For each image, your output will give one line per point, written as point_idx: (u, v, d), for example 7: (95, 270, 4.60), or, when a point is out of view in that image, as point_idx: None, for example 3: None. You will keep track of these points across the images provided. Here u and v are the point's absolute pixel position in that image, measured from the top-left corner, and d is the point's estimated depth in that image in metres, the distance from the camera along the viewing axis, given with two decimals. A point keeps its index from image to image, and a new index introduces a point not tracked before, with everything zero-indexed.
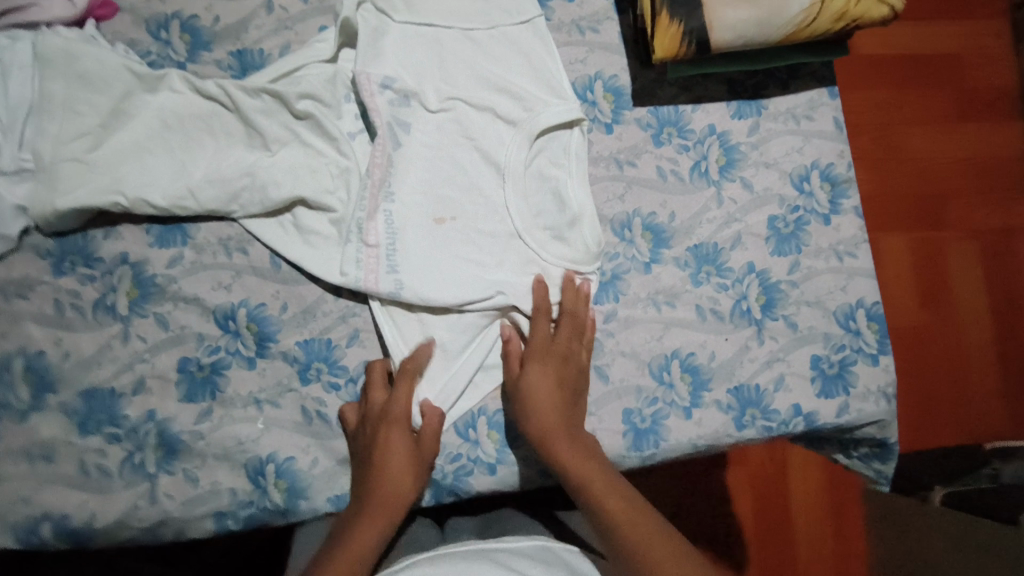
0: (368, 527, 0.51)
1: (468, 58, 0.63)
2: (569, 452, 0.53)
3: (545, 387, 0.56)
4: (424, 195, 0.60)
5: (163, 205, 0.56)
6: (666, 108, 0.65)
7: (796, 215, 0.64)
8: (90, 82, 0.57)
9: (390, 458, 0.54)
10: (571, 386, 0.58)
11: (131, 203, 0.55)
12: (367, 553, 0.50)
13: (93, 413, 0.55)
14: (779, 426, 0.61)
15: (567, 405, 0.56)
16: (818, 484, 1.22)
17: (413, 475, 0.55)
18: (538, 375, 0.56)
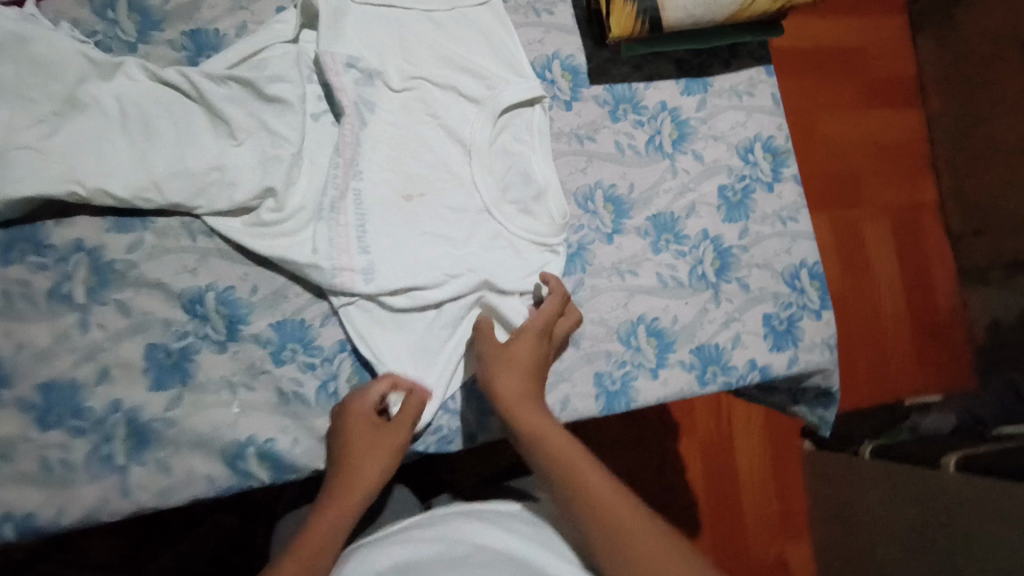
0: (330, 516, 0.50)
1: (430, 38, 0.64)
2: (536, 417, 0.53)
3: (530, 357, 0.56)
4: (392, 173, 0.61)
5: (123, 196, 0.53)
6: (621, 85, 0.69)
7: (743, 184, 0.69)
8: (35, 63, 0.54)
9: (358, 445, 0.53)
10: (533, 366, 0.57)
11: (89, 193, 0.53)
12: (329, 541, 0.49)
13: (54, 406, 0.53)
14: (737, 380, 0.65)
15: (528, 379, 0.56)
16: (763, 449, 1.29)
17: (379, 460, 0.53)
18: (525, 344, 0.56)
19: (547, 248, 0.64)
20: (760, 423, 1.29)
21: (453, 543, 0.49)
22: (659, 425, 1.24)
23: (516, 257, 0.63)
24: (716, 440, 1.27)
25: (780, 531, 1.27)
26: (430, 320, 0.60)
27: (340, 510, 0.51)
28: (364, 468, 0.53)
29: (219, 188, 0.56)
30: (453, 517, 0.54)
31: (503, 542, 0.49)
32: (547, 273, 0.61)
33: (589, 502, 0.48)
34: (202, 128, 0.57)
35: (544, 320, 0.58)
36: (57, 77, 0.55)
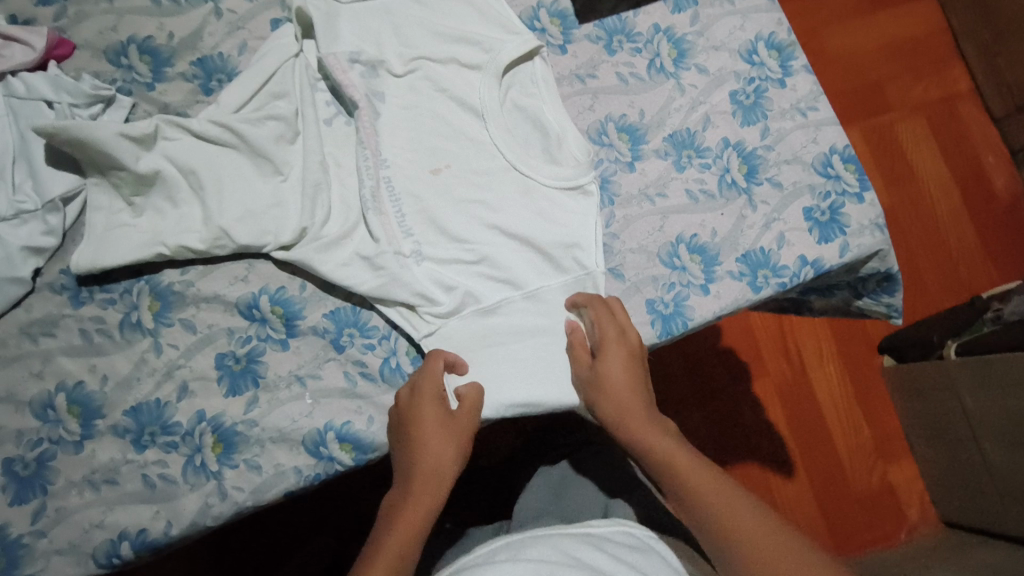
0: (408, 513, 0.51)
1: (419, 19, 0.66)
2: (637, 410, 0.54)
3: (619, 369, 0.54)
4: (415, 151, 0.62)
5: (202, 248, 0.58)
6: (610, 18, 0.69)
7: (753, 86, 0.68)
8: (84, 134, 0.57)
9: (427, 434, 0.54)
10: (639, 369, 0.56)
11: (173, 251, 0.57)
12: (413, 544, 0.50)
13: (145, 427, 0.56)
14: (792, 279, 0.63)
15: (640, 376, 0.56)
16: (841, 375, 1.23)
17: (446, 441, 0.54)
18: (612, 362, 0.55)
19: (580, 190, 0.63)
20: (831, 349, 1.24)
21: (563, 563, 0.47)
22: (727, 372, 1.21)
23: (551, 208, 0.63)
24: (789, 376, 1.22)
25: (878, 456, 1.19)
26: (500, 296, 0.60)
27: (422, 500, 0.52)
28: (431, 459, 0.53)
29: (277, 219, 0.59)
30: (567, 540, 0.52)
31: (613, 568, 0.48)
32: (575, 295, 0.59)
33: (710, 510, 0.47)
34: (233, 148, 0.60)
35: (628, 323, 0.57)
36: (78, 136, 0.55)
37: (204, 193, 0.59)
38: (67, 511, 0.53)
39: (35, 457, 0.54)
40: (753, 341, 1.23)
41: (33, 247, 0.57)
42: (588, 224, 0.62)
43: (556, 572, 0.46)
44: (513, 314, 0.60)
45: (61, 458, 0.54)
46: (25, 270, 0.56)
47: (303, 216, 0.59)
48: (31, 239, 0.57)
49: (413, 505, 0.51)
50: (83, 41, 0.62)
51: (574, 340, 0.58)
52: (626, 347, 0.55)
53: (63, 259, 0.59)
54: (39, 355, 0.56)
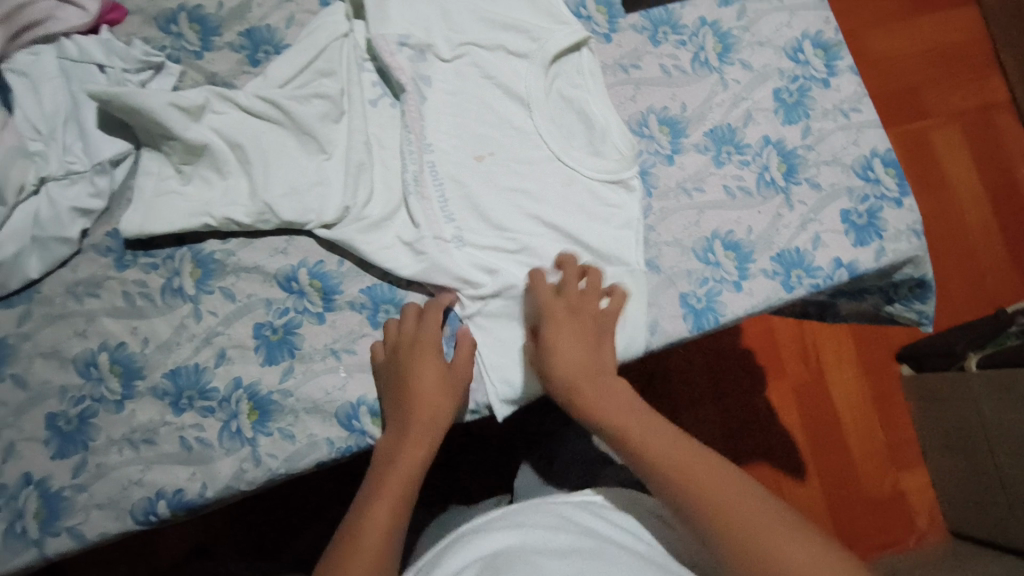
0: (397, 469, 0.54)
1: (469, 4, 0.65)
2: (602, 395, 0.56)
3: (568, 343, 0.57)
4: (459, 137, 0.63)
5: (247, 221, 0.59)
6: (657, 9, 0.68)
7: (797, 84, 0.68)
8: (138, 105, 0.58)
9: (424, 384, 0.56)
10: (596, 341, 0.58)
11: (218, 223, 0.59)
12: (410, 490, 0.54)
13: (184, 390, 0.57)
14: (826, 281, 0.64)
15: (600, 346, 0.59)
16: (858, 381, 1.23)
17: (445, 389, 0.57)
18: (559, 337, 0.57)
19: (622, 184, 0.65)
20: (850, 355, 1.24)
21: (554, 530, 0.50)
22: (744, 371, 1.22)
23: (592, 200, 0.64)
24: (807, 380, 1.22)
25: (889, 461, 1.19)
26: None
27: (412, 453, 0.55)
28: (426, 412, 0.55)
29: (320, 197, 0.60)
30: (553, 509, 0.54)
31: (605, 535, 0.51)
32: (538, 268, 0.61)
33: (668, 475, 0.51)
34: (279, 124, 0.61)
35: (569, 296, 0.59)
36: (131, 103, 0.55)
37: (250, 166, 0.60)
38: (107, 468, 0.55)
39: (77, 414, 0.56)
40: (771, 343, 1.23)
41: (81, 208, 0.57)
42: (629, 219, 0.64)
43: (548, 539, 0.49)
44: None
45: (103, 416, 0.56)
46: (72, 230, 0.57)
47: (344, 193, 0.60)
48: (79, 200, 0.57)
49: (405, 458, 0.54)
50: (134, 6, 0.62)
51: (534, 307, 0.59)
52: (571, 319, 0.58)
53: (109, 221, 0.59)
54: (83, 315, 0.57)
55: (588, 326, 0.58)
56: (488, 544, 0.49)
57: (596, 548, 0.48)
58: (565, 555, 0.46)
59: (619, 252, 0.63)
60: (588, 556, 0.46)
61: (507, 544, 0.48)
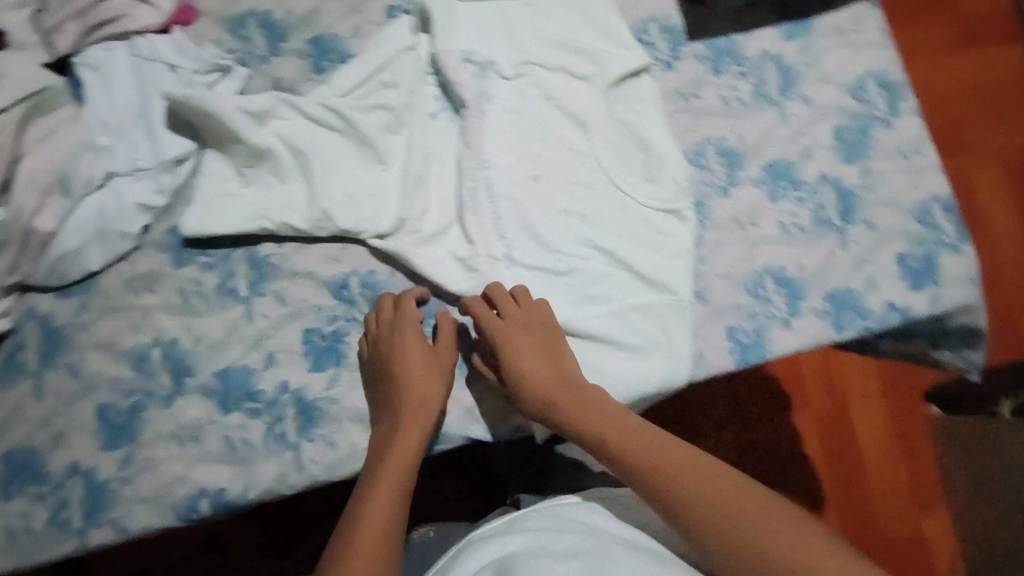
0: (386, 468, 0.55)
1: (534, 24, 0.65)
2: (575, 408, 0.57)
3: (525, 358, 0.58)
4: (517, 156, 0.63)
5: (305, 227, 0.60)
6: (720, 39, 0.68)
7: (858, 123, 0.67)
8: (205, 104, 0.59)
9: (410, 379, 0.57)
10: (555, 349, 0.59)
11: (276, 227, 0.59)
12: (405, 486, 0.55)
13: (232, 390, 0.58)
14: (875, 323, 0.64)
15: (564, 353, 0.59)
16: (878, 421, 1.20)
17: (432, 378, 0.58)
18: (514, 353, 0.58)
19: (676, 214, 0.65)
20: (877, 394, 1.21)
21: (561, 532, 0.51)
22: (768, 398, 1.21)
23: (645, 228, 0.64)
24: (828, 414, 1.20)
25: (911, 502, 1.17)
26: (581, 306, 0.62)
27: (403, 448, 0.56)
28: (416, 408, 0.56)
29: (376, 208, 0.60)
30: (562, 514, 0.55)
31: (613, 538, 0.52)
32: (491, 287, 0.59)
33: (654, 482, 0.53)
34: (341, 133, 0.62)
35: (512, 310, 0.58)
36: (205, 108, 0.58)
37: (309, 172, 0.60)
38: (153, 462, 0.56)
39: (128, 407, 0.57)
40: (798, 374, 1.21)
41: (145, 205, 0.58)
42: (681, 248, 0.64)
43: (552, 541, 0.50)
44: (592, 324, 0.62)
45: (152, 411, 0.57)
46: (135, 226, 0.58)
47: (399, 205, 0.60)
48: (144, 197, 0.58)
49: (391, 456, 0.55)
50: (206, 8, 0.63)
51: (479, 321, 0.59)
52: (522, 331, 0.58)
53: (170, 218, 0.59)
54: (139, 310, 0.58)
55: (538, 336, 0.58)
56: (496, 551, 0.50)
57: (601, 548, 0.49)
58: (569, 556, 0.47)
59: (666, 280, 0.63)
60: (591, 553, 0.47)
61: (513, 550, 0.49)
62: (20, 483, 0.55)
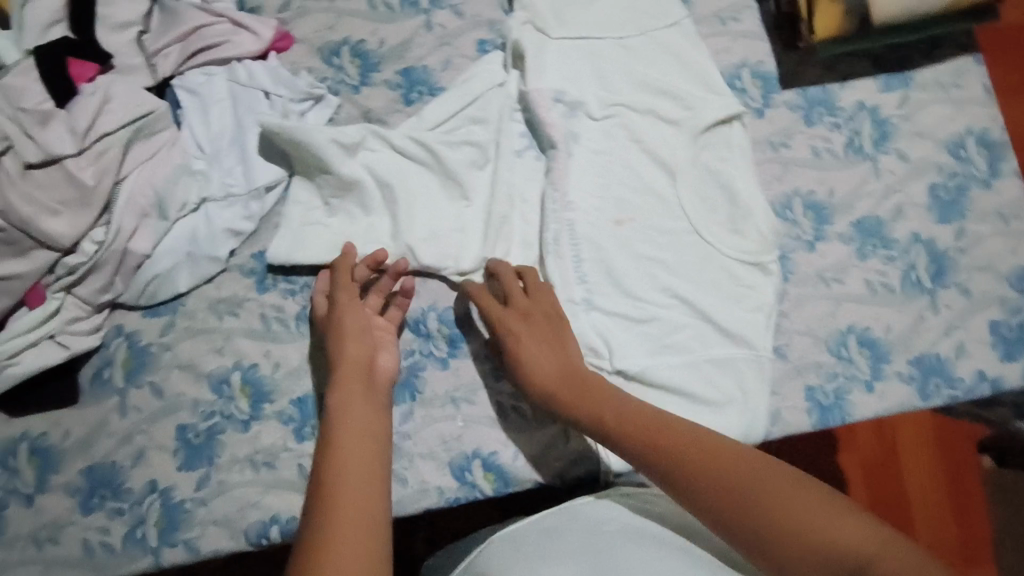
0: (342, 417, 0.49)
1: (625, 66, 0.65)
2: (578, 388, 0.53)
3: (530, 335, 0.56)
4: (602, 199, 0.62)
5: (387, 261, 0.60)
6: (815, 88, 0.66)
7: (956, 182, 0.65)
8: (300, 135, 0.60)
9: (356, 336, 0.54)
10: (559, 337, 0.56)
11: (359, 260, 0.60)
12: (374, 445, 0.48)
13: (307, 419, 0.58)
14: (964, 393, 0.61)
15: (559, 334, 0.56)
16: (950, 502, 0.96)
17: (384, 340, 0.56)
18: (521, 328, 0.56)
19: (761, 267, 0.63)
20: (938, 473, 0.97)
21: (568, 533, 0.50)
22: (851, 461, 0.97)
23: (727, 279, 0.62)
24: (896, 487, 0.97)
25: None
26: (658, 356, 0.60)
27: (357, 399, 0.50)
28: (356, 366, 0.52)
29: (460, 244, 0.60)
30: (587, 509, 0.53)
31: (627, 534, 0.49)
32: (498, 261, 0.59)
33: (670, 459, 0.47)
34: (426, 167, 0.62)
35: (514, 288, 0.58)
36: (300, 139, 0.58)
37: (396, 205, 0.60)
38: (228, 485, 0.56)
39: (206, 428, 0.57)
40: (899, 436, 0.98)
41: (234, 230, 0.59)
42: (765, 303, 0.62)
43: (551, 544, 0.49)
44: (668, 377, 0.60)
45: (230, 434, 0.57)
46: (223, 251, 0.58)
47: (483, 242, 0.60)
48: (234, 222, 0.59)
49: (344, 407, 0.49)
50: (301, 35, 0.64)
51: (477, 291, 0.58)
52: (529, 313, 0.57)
53: (255, 243, 0.60)
54: (221, 333, 0.59)
55: (538, 310, 0.57)
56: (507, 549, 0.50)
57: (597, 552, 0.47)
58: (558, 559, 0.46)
59: (746, 334, 0.61)
60: (599, 553, 0.47)
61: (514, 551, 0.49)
62: (99, 498, 0.56)
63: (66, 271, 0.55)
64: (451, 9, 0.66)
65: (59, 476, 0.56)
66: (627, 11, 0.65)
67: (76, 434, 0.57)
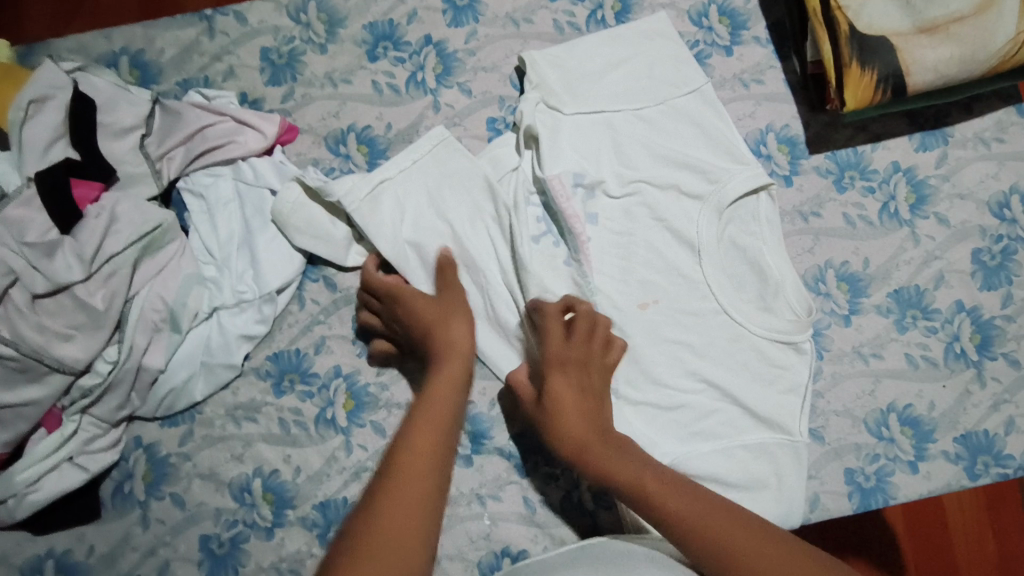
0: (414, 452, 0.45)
1: (644, 139, 0.62)
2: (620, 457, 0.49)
3: (569, 395, 0.52)
4: (626, 283, 0.60)
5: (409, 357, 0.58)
6: (844, 150, 0.63)
7: (1001, 246, 0.61)
8: (322, 224, 0.59)
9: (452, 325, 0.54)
10: (593, 388, 0.53)
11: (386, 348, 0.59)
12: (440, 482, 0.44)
13: (332, 523, 0.57)
14: (1016, 471, 0.58)
15: (584, 393, 0.52)
16: None
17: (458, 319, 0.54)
18: (562, 385, 0.52)
19: (793, 346, 0.60)
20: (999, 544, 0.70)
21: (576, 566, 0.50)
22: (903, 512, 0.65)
23: (759, 360, 0.59)
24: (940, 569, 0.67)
25: None
26: (688, 444, 0.57)
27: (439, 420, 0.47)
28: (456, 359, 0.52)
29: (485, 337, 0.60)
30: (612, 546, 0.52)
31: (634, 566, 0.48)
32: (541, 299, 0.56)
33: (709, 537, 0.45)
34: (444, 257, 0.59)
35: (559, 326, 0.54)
36: (324, 234, 0.59)
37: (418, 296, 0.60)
38: None
39: (230, 538, 0.57)
40: (944, 508, 0.66)
41: (247, 335, 0.58)
42: (799, 385, 0.59)
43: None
44: (699, 468, 0.57)
45: (255, 542, 0.57)
46: (238, 357, 0.58)
47: (496, 342, 0.59)
48: (247, 327, 0.58)
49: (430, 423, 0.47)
50: (307, 126, 0.63)
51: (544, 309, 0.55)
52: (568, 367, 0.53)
53: (270, 345, 0.60)
54: (240, 439, 0.58)
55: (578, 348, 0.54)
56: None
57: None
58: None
59: (779, 418, 0.58)
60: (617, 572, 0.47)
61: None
62: None
63: (81, 393, 0.55)
64: (458, 87, 0.64)
65: None
66: (646, 80, 0.63)
67: (102, 549, 0.56)
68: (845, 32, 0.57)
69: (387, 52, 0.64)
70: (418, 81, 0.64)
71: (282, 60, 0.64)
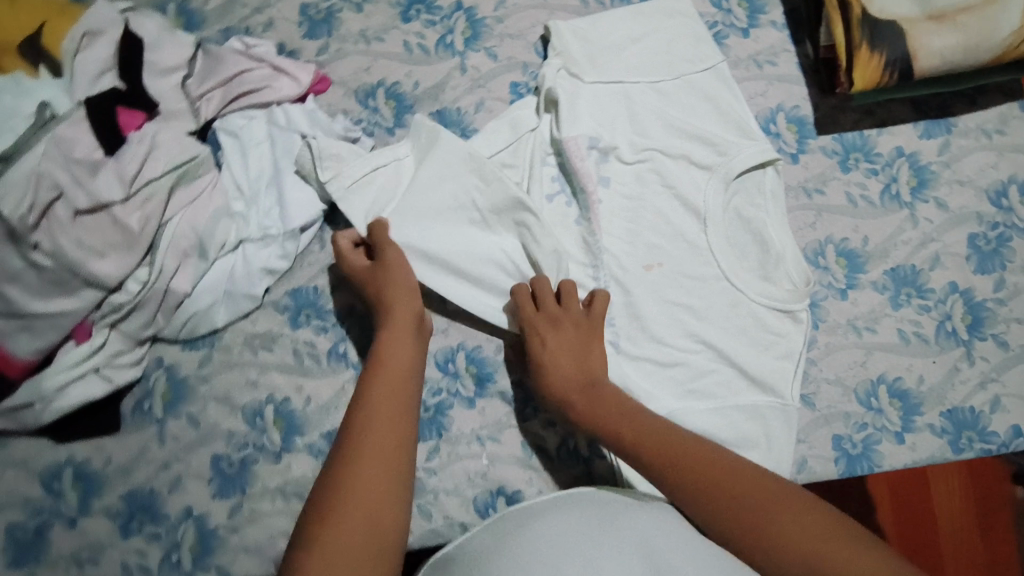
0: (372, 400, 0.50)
1: (658, 110, 0.65)
2: (602, 410, 0.54)
3: (565, 354, 0.57)
4: (632, 245, 0.63)
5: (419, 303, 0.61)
6: (850, 133, 0.66)
7: (997, 232, 0.63)
8: None
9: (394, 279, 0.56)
10: (585, 342, 0.57)
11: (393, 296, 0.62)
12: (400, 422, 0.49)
13: None
14: (999, 448, 0.60)
15: (566, 352, 0.56)
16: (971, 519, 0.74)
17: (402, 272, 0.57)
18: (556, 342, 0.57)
19: (790, 315, 0.62)
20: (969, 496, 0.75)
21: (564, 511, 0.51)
22: None
23: (755, 325, 0.62)
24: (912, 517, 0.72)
25: None
26: (684, 400, 0.60)
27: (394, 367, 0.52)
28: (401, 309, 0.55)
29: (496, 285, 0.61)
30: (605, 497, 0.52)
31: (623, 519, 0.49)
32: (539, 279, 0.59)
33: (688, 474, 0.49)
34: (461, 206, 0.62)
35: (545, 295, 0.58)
36: None
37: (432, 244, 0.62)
38: (260, 514, 0.58)
39: (239, 458, 0.59)
40: None
41: (270, 269, 0.61)
42: (794, 351, 0.61)
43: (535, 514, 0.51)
44: (692, 422, 0.59)
45: (263, 464, 0.59)
46: (260, 288, 0.61)
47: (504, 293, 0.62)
48: (270, 261, 0.61)
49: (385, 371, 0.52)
50: (339, 78, 0.66)
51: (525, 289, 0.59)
52: (550, 325, 0.57)
53: (290, 280, 0.63)
54: (256, 366, 0.61)
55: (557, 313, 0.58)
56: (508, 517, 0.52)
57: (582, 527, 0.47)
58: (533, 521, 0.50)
59: (773, 382, 0.61)
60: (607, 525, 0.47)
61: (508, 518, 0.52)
62: (138, 522, 0.58)
63: (111, 309, 0.58)
64: (485, 51, 0.67)
65: (101, 500, 0.59)
66: (664, 55, 0.66)
67: (118, 460, 0.59)
68: (856, 16, 0.60)
69: (419, 14, 0.68)
70: (447, 43, 0.67)
71: (319, 15, 0.68)
